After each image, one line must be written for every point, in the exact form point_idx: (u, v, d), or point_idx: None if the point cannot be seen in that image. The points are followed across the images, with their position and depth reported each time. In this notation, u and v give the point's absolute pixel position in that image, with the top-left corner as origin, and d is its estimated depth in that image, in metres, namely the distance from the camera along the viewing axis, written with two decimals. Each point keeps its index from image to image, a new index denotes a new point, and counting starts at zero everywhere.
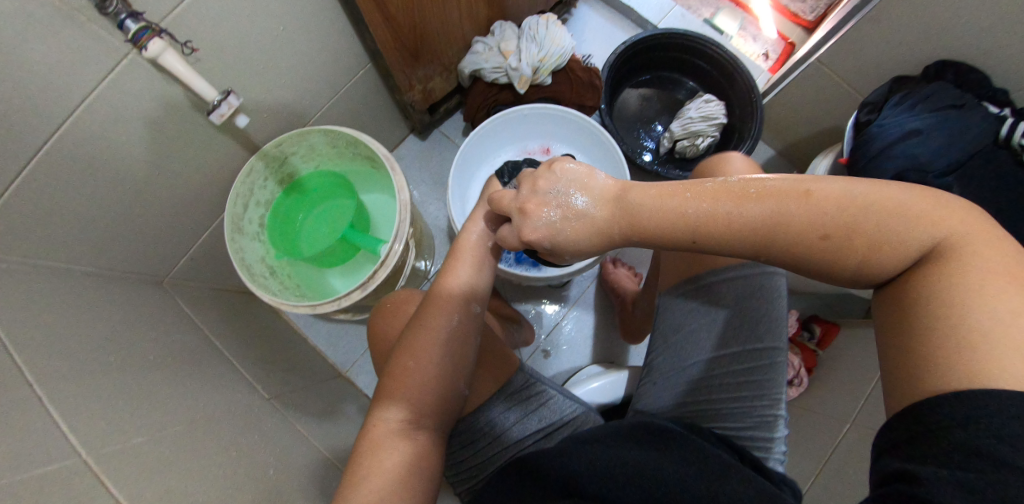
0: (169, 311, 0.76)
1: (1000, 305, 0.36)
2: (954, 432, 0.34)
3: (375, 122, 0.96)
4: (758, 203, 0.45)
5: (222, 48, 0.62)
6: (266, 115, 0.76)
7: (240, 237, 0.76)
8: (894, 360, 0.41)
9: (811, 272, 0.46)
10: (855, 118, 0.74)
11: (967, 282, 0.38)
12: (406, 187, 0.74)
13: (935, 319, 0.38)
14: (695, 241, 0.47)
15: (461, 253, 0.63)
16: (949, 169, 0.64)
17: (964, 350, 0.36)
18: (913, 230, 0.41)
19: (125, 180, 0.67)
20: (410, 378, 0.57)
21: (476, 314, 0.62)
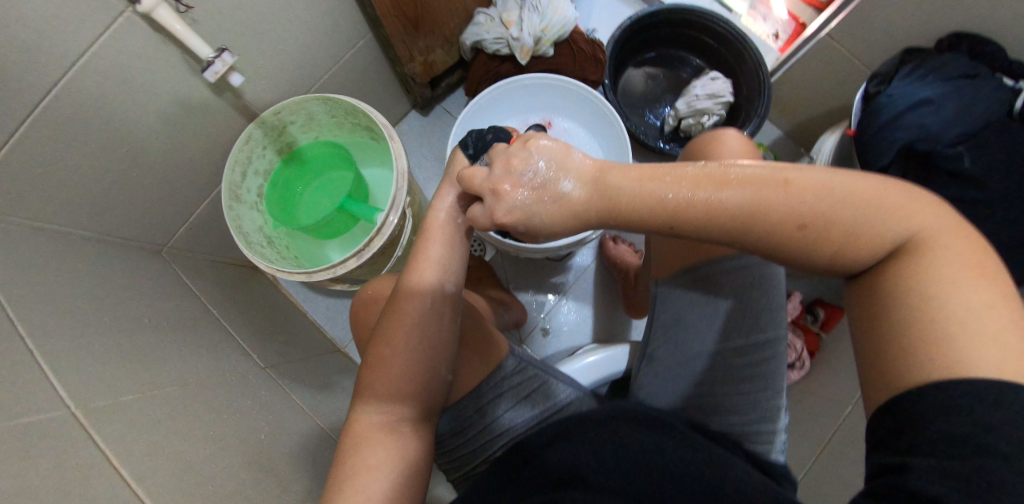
0: (167, 279, 0.76)
1: (966, 297, 0.37)
2: (935, 423, 0.35)
3: (376, 95, 0.95)
4: (739, 189, 0.43)
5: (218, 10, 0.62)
6: (265, 83, 0.75)
7: (238, 205, 0.76)
8: (870, 351, 0.41)
9: (787, 263, 0.45)
10: (865, 88, 0.71)
11: (931, 277, 0.38)
12: (403, 156, 0.73)
13: (907, 310, 0.39)
14: (672, 227, 0.46)
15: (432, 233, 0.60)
16: (959, 140, 0.62)
17: (939, 341, 0.36)
18: (890, 223, 0.40)
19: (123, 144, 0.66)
20: (390, 371, 0.57)
21: (452, 295, 0.60)
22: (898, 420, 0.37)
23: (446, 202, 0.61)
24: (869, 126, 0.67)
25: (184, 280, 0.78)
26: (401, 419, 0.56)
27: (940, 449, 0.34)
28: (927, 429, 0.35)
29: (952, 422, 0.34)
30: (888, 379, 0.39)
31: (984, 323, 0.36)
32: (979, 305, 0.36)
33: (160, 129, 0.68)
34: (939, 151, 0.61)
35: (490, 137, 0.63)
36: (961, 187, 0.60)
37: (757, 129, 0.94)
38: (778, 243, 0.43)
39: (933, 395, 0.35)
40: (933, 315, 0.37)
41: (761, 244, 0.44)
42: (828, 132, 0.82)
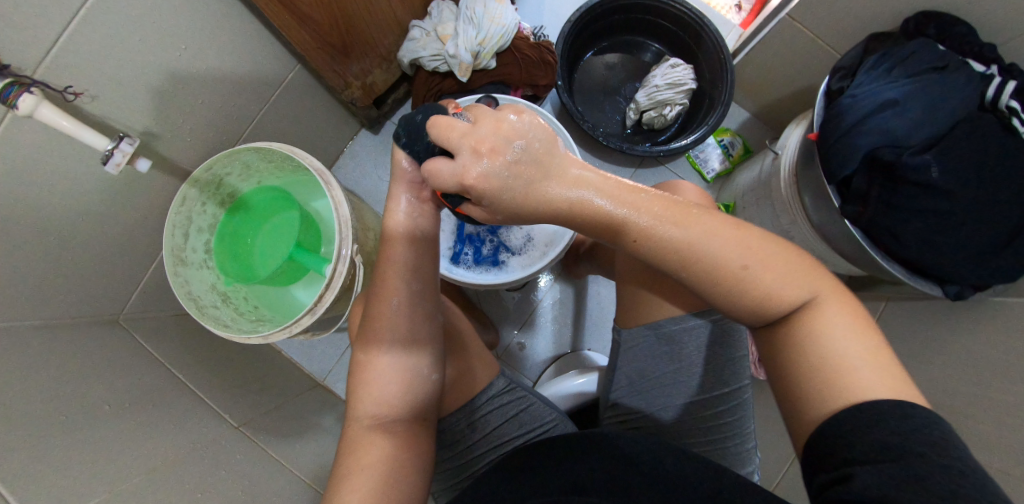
0: (129, 349, 0.74)
1: (864, 344, 0.40)
2: (865, 434, 0.36)
3: (320, 123, 0.90)
4: (692, 224, 0.44)
5: (119, 75, 0.58)
6: (191, 138, 0.71)
7: (185, 269, 0.73)
8: (787, 377, 0.42)
9: (713, 299, 0.45)
10: (827, 84, 0.65)
11: (840, 322, 0.41)
12: (343, 203, 0.70)
13: (818, 346, 0.41)
14: (634, 241, 0.44)
15: (393, 241, 0.57)
16: (928, 143, 0.57)
17: (848, 371, 0.39)
18: (793, 282, 0.42)
19: (52, 228, 0.62)
20: (373, 366, 0.56)
21: (417, 291, 0.58)
22: (821, 438, 0.38)
23: (400, 209, 0.57)
24: (832, 131, 0.60)
25: (143, 347, 0.76)
26: (393, 418, 0.54)
27: (884, 462, 0.35)
28: (853, 442, 0.37)
29: (878, 431, 0.36)
30: (801, 409, 0.41)
31: (871, 368, 0.39)
32: (865, 356, 0.40)
33: (85, 205, 0.64)
34: (905, 160, 0.56)
35: (421, 120, 0.50)
36: (931, 198, 0.56)
37: (723, 117, 0.90)
38: (713, 276, 0.43)
39: (853, 415, 0.37)
40: (831, 359, 0.40)
41: (701, 275, 0.44)
42: (794, 124, 0.77)
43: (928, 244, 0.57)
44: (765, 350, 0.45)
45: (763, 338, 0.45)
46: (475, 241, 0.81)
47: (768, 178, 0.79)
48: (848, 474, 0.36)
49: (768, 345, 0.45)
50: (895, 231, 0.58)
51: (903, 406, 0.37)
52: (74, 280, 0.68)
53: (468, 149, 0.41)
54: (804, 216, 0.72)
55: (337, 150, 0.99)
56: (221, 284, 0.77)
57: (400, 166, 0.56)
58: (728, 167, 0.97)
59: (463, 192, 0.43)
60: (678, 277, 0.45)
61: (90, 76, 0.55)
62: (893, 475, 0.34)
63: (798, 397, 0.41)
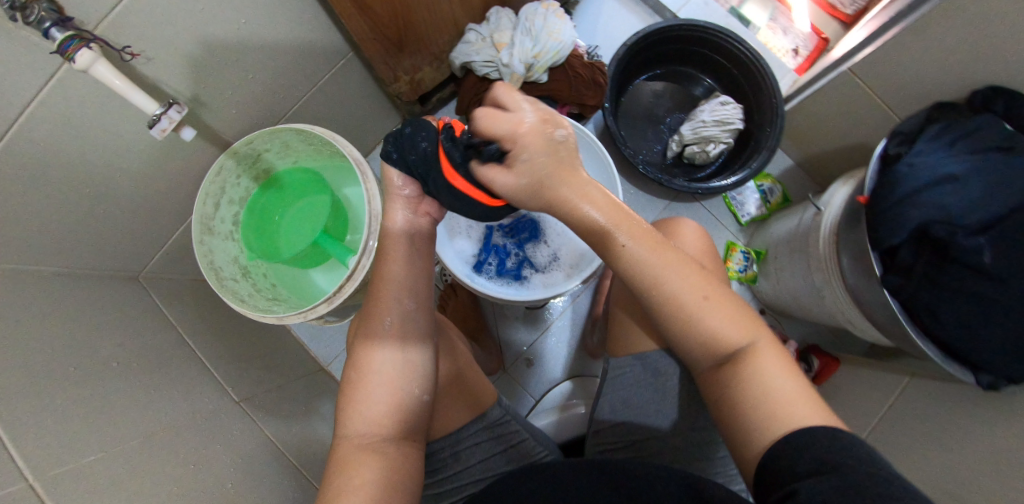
0: (144, 308, 0.75)
1: (791, 383, 0.49)
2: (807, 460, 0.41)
3: (363, 112, 0.91)
4: (666, 254, 0.51)
5: (181, 39, 0.58)
6: (236, 110, 0.72)
7: (211, 238, 0.74)
8: (734, 404, 0.50)
9: (676, 329, 0.52)
10: (883, 148, 0.63)
11: (773, 362, 0.50)
12: (376, 197, 0.70)
13: (756, 377, 0.49)
14: (621, 247, 0.50)
15: (390, 258, 0.60)
16: (985, 225, 0.55)
17: (781, 403, 0.47)
18: (739, 327, 0.51)
19: (90, 180, 0.62)
20: (368, 379, 0.56)
21: (410, 310, 0.60)
22: (771, 467, 0.44)
23: (399, 227, 0.61)
24: (884, 198, 0.58)
25: (159, 308, 0.77)
26: (383, 435, 0.54)
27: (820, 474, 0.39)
28: (794, 462, 0.42)
29: (816, 452, 0.41)
30: (750, 438, 0.48)
31: (799, 401, 0.47)
32: (795, 395, 0.48)
33: (126, 161, 0.64)
34: (957, 240, 0.54)
35: (407, 132, 0.58)
36: (978, 283, 0.54)
37: (766, 162, 0.88)
38: (679, 309, 0.51)
39: (795, 442, 0.44)
40: (770, 393, 0.48)
41: (669, 299, 0.51)
42: (840, 182, 0.75)
43: (968, 329, 0.55)
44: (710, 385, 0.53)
45: (711, 376, 0.53)
46: (500, 253, 0.80)
47: (806, 232, 0.77)
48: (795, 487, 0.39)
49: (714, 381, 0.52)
50: (934, 309, 0.56)
51: (833, 434, 0.43)
52: (103, 234, 0.69)
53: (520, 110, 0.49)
54: (839, 277, 0.70)
55: (375, 140, 0.99)
56: (244, 258, 0.78)
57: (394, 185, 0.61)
58: (763, 213, 0.95)
59: (512, 137, 0.48)
60: (648, 297, 0.52)
61: (151, 36, 0.56)
62: (829, 481, 0.38)
63: (747, 427, 0.48)
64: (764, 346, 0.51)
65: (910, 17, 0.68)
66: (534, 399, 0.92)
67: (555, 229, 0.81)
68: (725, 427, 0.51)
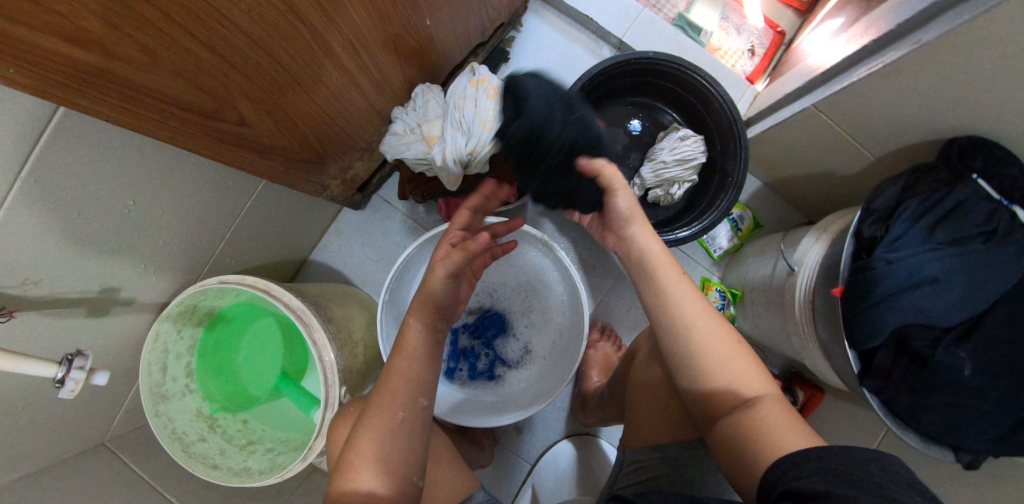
0: (118, 478, 0.72)
1: (796, 432, 0.49)
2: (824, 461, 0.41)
3: (299, 212, 0.83)
4: (699, 301, 0.58)
5: (74, 235, 0.52)
6: (159, 272, 0.66)
7: (167, 404, 0.70)
8: (741, 439, 0.50)
9: (698, 369, 0.54)
10: (857, 226, 0.58)
11: (778, 416, 0.50)
12: (328, 346, 0.66)
13: (757, 423, 0.50)
14: (679, 274, 0.59)
15: (397, 360, 0.57)
16: (963, 330, 0.53)
17: (783, 442, 0.48)
18: (752, 381, 0.53)
19: (26, 391, 0.58)
20: (366, 457, 0.53)
21: (422, 408, 0.57)
22: (775, 472, 0.44)
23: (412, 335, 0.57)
24: (860, 298, 0.54)
25: (134, 470, 0.75)
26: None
27: (827, 475, 0.40)
28: (807, 463, 0.42)
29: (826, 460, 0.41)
30: (750, 471, 0.48)
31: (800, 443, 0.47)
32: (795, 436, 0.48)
33: None
34: (937, 354, 0.52)
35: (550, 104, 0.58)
36: (957, 393, 0.53)
37: (734, 200, 0.83)
38: (698, 353, 0.54)
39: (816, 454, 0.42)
40: (768, 432, 0.49)
41: (699, 333, 0.55)
42: (812, 237, 0.72)
43: (949, 430, 0.54)
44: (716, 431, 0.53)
45: (722, 425, 0.52)
46: (469, 357, 0.77)
47: (780, 288, 0.75)
48: (797, 487, 0.40)
49: (717, 423, 0.53)
50: (913, 413, 0.55)
51: (849, 449, 0.42)
52: (57, 426, 0.65)
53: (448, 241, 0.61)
54: (816, 347, 0.68)
55: (320, 230, 0.92)
56: (207, 409, 0.73)
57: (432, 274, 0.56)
58: (735, 243, 0.92)
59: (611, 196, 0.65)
60: (686, 327, 0.56)
61: (30, 262, 0.49)
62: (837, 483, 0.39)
63: (748, 464, 0.49)
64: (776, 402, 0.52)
65: (872, 62, 0.64)
66: (529, 464, 0.91)
67: (523, 321, 0.77)
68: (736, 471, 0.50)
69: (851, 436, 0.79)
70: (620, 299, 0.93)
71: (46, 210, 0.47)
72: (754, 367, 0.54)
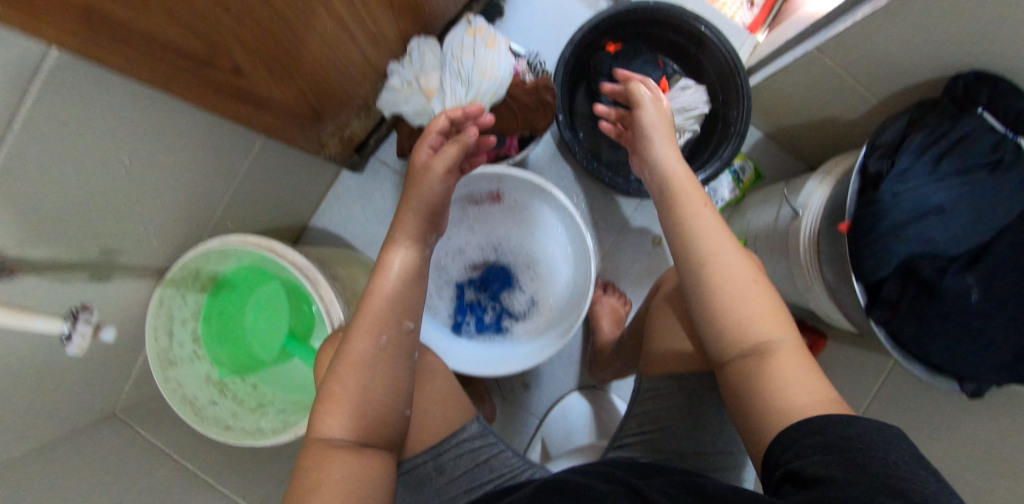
0: (131, 445, 0.72)
1: (806, 381, 0.48)
2: (823, 435, 0.42)
3: (297, 175, 0.82)
4: (720, 236, 0.56)
5: (73, 197, 0.50)
6: (159, 239, 0.64)
7: (176, 369, 0.70)
8: (752, 389, 0.49)
9: (710, 308, 0.53)
10: (863, 162, 0.59)
11: (789, 364, 0.49)
12: (334, 301, 0.65)
13: (764, 369, 0.49)
14: (704, 208, 0.57)
15: (379, 287, 0.57)
16: (971, 257, 0.53)
17: (792, 399, 0.47)
18: (769, 322, 0.51)
19: (35, 362, 0.57)
20: (350, 383, 0.53)
21: (409, 332, 0.58)
22: (779, 446, 0.44)
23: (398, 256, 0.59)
24: (867, 231, 0.54)
25: (145, 439, 0.75)
26: (364, 442, 0.51)
27: (826, 455, 0.40)
28: (805, 438, 0.43)
29: (828, 434, 0.42)
30: (763, 434, 0.48)
31: (812, 402, 0.46)
32: (803, 389, 0.47)
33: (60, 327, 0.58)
34: (946, 281, 0.52)
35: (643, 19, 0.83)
36: (964, 318, 0.53)
37: (737, 149, 0.83)
38: (713, 288, 0.53)
39: (828, 422, 0.43)
40: (776, 383, 0.48)
41: (716, 271, 0.53)
42: (816, 180, 0.72)
43: (955, 357, 0.55)
44: (728, 373, 0.52)
45: (732, 366, 0.52)
46: (477, 310, 0.76)
47: (784, 233, 0.75)
48: (797, 468, 0.41)
49: (728, 365, 0.52)
50: (921, 343, 0.55)
51: (848, 418, 0.43)
52: (66, 397, 0.65)
53: (427, 142, 0.61)
54: (822, 288, 0.69)
55: (320, 195, 0.91)
56: (216, 374, 0.73)
57: (423, 192, 0.60)
58: (737, 195, 0.92)
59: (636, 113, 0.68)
60: (704, 263, 0.54)
61: (30, 224, 0.48)
62: (838, 463, 0.39)
63: (762, 418, 0.48)
64: (789, 349, 0.50)
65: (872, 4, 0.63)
66: (537, 419, 0.93)
67: (527, 274, 0.77)
68: (744, 427, 0.50)
69: (856, 379, 0.81)
70: (624, 254, 0.93)
71: (41, 170, 0.46)
72: (775, 309, 0.52)
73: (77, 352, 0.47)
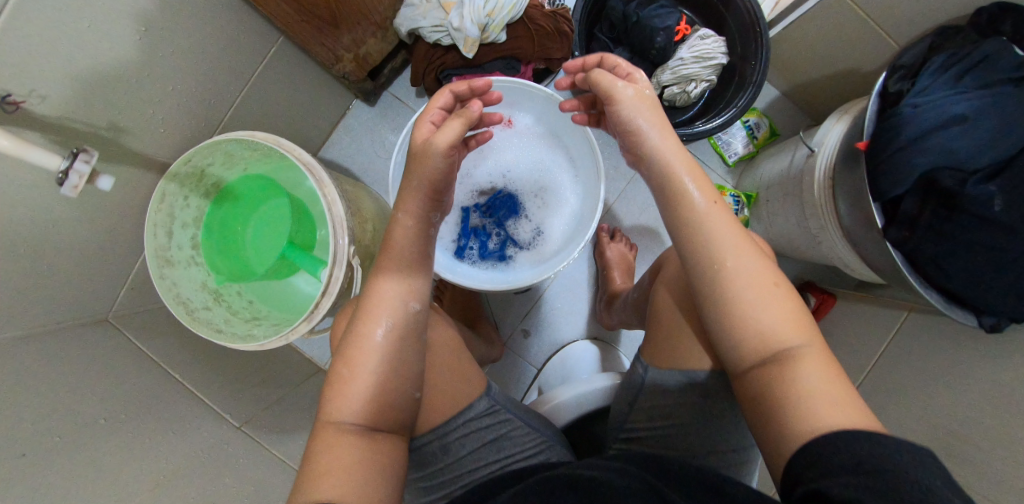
0: (123, 346, 0.70)
1: (833, 393, 0.43)
2: (854, 460, 0.38)
3: (309, 96, 0.82)
4: (733, 232, 0.49)
5: (83, 54, 0.50)
6: (164, 128, 0.64)
7: (172, 270, 0.68)
8: (774, 401, 0.45)
9: (724, 314, 0.48)
10: (884, 83, 0.57)
11: (815, 375, 0.44)
12: (337, 201, 0.64)
13: (786, 383, 0.45)
14: (716, 203, 0.50)
15: (383, 273, 0.54)
16: (993, 170, 0.52)
17: (819, 412, 0.42)
18: (789, 325, 0.46)
19: (34, 234, 0.56)
20: (358, 368, 0.51)
21: (415, 312, 0.54)
22: (803, 461, 0.41)
23: (398, 239, 0.54)
24: (886, 144, 0.53)
25: (136, 345, 0.72)
26: (372, 427, 0.49)
27: (857, 479, 0.36)
28: (835, 458, 0.39)
29: (857, 452, 0.38)
30: (783, 449, 0.44)
31: (841, 415, 0.42)
32: (829, 399, 0.43)
33: (62, 203, 0.57)
34: (968, 190, 0.51)
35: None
36: (986, 233, 0.51)
37: (753, 99, 0.83)
38: (728, 292, 0.48)
39: (855, 440, 0.39)
40: (800, 394, 0.44)
41: (730, 275, 0.48)
42: (833, 119, 0.71)
43: (976, 279, 0.52)
44: (746, 383, 0.48)
45: (749, 375, 0.47)
46: (480, 235, 0.75)
47: (799, 175, 0.73)
48: (822, 489, 0.37)
49: (746, 374, 0.48)
50: (940, 261, 0.53)
51: (880, 436, 0.39)
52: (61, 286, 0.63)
53: (426, 118, 0.55)
54: (834, 227, 0.68)
55: (330, 125, 0.91)
56: (212, 282, 0.72)
57: (423, 170, 0.52)
58: (751, 151, 0.90)
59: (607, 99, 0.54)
60: (716, 266, 0.48)
61: (41, 73, 0.47)
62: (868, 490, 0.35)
63: (784, 429, 0.44)
64: (813, 357, 0.45)
65: None
66: (535, 368, 0.91)
67: (535, 203, 0.75)
68: (762, 436, 0.46)
69: (863, 335, 0.79)
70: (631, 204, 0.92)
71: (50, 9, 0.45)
72: (793, 311, 0.47)
73: (72, 196, 0.46)
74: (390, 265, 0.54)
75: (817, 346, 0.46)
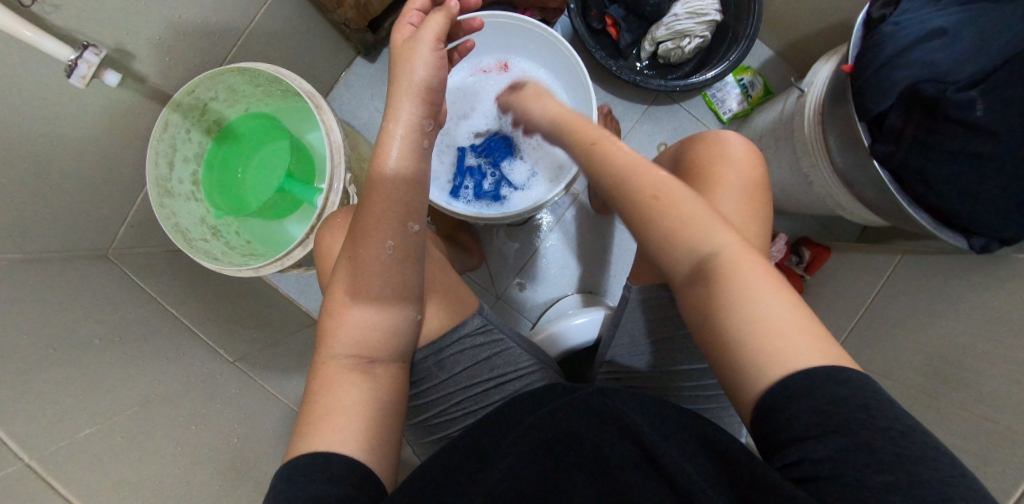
0: (126, 277, 0.72)
1: (767, 303, 0.38)
2: (821, 410, 0.33)
3: (311, 45, 0.84)
4: (627, 156, 0.48)
5: None
6: (169, 57, 0.66)
7: (172, 200, 0.69)
8: (709, 331, 0.41)
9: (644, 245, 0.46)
10: (867, 13, 0.59)
11: (741, 286, 0.40)
12: (335, 127, 0.66)
13: (715, 303, 0.41)
14: (596, 141, 0.50)
15: (379, 190, 0.48)
16: (977, 80, 0.52)
17: (757, 328, 0.38)
18: (708, 236, 0.43)
19: (45, 148, 0.58)
20: (362, 290, 0.48)
21: (415, 234, 0.49)
22: (763, 407, 0.36)
23: (391, 152, 0.48)
24: (868, 63, 0.55)
25: (138, 278, 0.73)
26: (372, 361, 0.47)
27: (822, 422, 0.33)
28: (797, 415, 0.34)
29: (819, 396, 0.34)
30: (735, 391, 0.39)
31: (778, 328, 0.37)
32: (764, 316, 0.38)
33: (76, 118, 0.60)
34: (949, 96, 0.52)
35: None
36: (973, 140, 0.51)
37: (745, 54, 0.84)
38: (635, 219, 0.46)
39: (798, 373, 0.35)
40: (730, 312, 0.39)
41: (631, 200, 0.46)
42: (822, 61, 0.71)
43: (960, 188, 0.53)
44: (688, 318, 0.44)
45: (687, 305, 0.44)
46: (476, 174, 0.76)
47: (789, 117, 0.75)
48: (796, 449, 0.33)
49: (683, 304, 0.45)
50: (925, 173, 0.54)
51: (830, 367, 0.35)
52: (66, 208, 0.64)
53: (405, 21, 0.52)
54: (821, 163, 0.69)
55: (331, 79, 0.94)
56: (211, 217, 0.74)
57: (412, 70, 0.48)
58: (745, 108, 0.92)
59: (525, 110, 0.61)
60: (615, 193, 0.47)
61: None
62: (846, 451, 0.31)
63: (726, 359, 0.39)
64: (739, 265, 0.41)
65: None
66: (530, 321, 0.93)
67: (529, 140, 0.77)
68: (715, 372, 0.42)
69: (857, 281, 0.80)
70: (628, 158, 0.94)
71: None
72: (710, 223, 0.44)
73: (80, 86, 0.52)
74: (388, 184, 0.48)
75: (745, 255, 0.42)
